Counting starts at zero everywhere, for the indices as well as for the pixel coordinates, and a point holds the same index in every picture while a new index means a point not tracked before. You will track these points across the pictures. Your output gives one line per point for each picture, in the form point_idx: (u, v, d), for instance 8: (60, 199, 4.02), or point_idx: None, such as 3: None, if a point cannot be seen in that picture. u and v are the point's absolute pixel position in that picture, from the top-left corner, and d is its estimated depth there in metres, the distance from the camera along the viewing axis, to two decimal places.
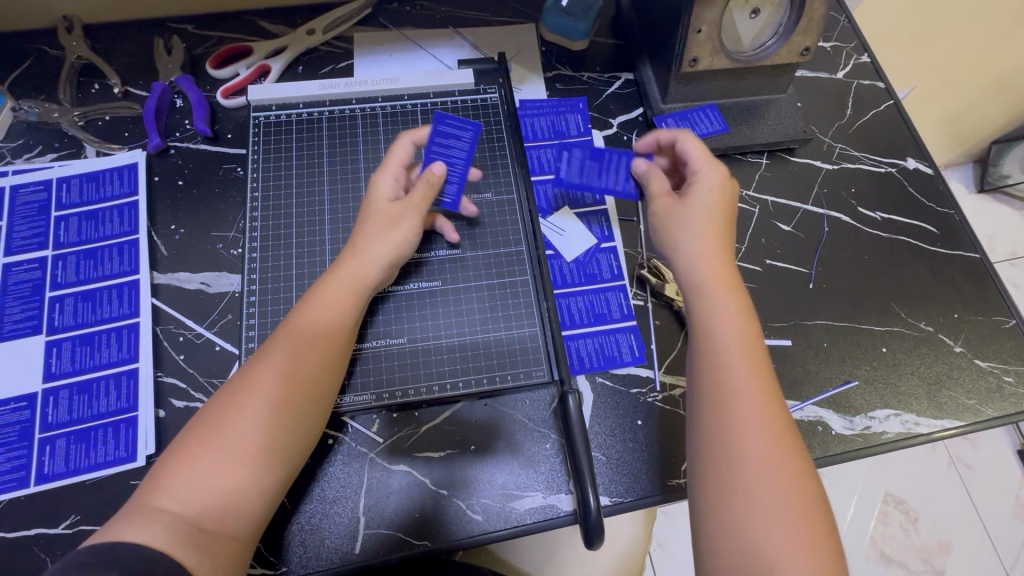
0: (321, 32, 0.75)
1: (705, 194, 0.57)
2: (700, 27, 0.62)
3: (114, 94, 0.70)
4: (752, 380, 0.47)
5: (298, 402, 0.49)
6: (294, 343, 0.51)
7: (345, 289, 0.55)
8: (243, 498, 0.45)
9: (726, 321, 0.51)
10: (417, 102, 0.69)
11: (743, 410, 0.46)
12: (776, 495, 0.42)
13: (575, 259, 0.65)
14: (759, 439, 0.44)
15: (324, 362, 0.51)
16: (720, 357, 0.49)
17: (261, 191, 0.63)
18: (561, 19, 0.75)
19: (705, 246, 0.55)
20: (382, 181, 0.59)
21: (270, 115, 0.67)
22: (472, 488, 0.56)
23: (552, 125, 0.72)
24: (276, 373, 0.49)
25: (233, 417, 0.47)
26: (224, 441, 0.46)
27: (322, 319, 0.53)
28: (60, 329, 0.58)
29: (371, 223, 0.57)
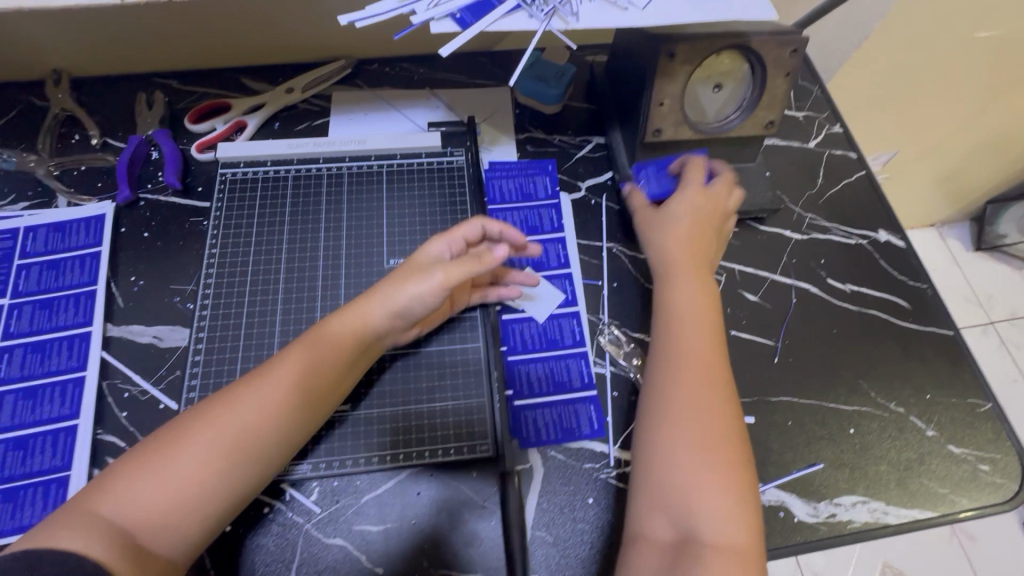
0: (300, 90, 0.77)
1: (686, 199, 0.62)
2: (662, 99, 0.64)
3: (91, 145, 0.72)
4: (707, 374, 0.52)
5: (274, 428, 0.48)
6: (315, 354, 0.51)
7: (346, 324, 0.53)
8: (180, 511, 0.43)
9: (689, 314, 0.56)
10: (383, 162, 0.68)
11: (694, 390, 0.51)
12: (710, 464, 0.47)
13: (542, 322, 0.64)
14: (706, 410, 0.50)
15: (315, 382, 0.51)
16: (684, 340, 0.54)
17: (219, 245, 0.62)
18: (533, 83, 0.77)
19: (676, 239, 0.61)
20: (432, 248, 0.58)
21: (237, 171, 0.66)
22: (407, 568, 0.53)
23: (520, 187, 0.72)
24: (261, 399, 0.48)
25: (198, 426, 0.46)
26: (183, 447, 0.45)
27: (334, 344, 0.52)
28: (5, 380, 0.58)
29: (396, 279, 0.56)
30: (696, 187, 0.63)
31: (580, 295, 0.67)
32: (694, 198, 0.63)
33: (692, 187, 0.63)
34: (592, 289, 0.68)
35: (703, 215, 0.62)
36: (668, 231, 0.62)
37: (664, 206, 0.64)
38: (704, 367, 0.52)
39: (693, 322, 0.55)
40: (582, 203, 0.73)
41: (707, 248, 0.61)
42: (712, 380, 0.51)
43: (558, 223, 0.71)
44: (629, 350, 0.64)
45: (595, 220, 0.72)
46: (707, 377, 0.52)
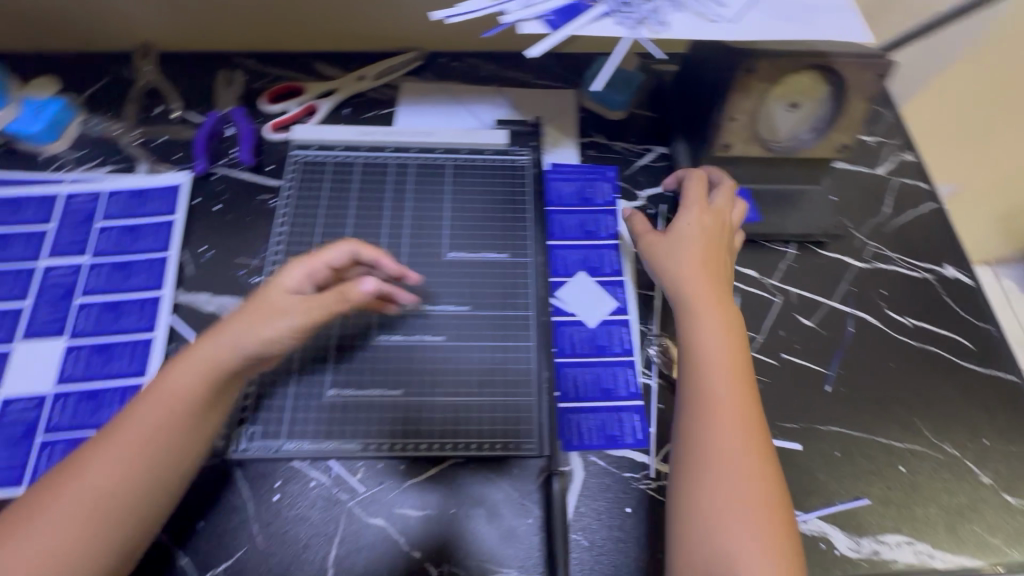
0: (371, 78, 0.79)
1: (690, 227, 0.61)
2: (733, 116, 0.63)
3: (173, 117, 0.75)
4: (738, 421, 0.50)
5: (151, 461, 0.45)
6: (156, 391, 0.47)
7: (224, 341, 0.49)
8: (64, 559, 0.41)
9: (721, 351, 0.53)
10: (449, 156, 0.69)
11: (725, 432, 0.50)
12: (747, 510, 0.47)
13: (593, 328, 0.65)
14: (739, 453, 0.49)
15: (177, 420, 0.47)
16: (710, 376, 0.52)
17: (288, 224, 0.64)
18: (603, 90, 0.78)
19: (693, 275, 0.58)
20: (283, 277, 0.52)
21: (309, 153, 0.68)
22: (444, 555, 0.53)
23: (579, 191, 0.73)
24: (134, 426, 0.46)
25: (70, 474, 0.44)
26: (61, 494, 0.43)
27: (186, 381, 0.47)
28: (81, 334, 0.61)
29: (263, 302, 0.50)
30: (693, 206, 0.63)
31: (632, 304, 0.67)
32: (696, 220, 0.62)
33: (691, 206, 0.63)
34: (644, 299, 0.67)
35: (711, 235, 0.61)
36: (686, 256, 0.60)
37: (670, 233, 0.62)
38: (738, 406, 0.51)
39: (717, 359, 0.53)
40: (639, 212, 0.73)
41: (721, 272, 0.60)
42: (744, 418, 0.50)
43: (614, 230, 0.71)
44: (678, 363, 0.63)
45: (651, 230, 0.72)
46: (734, 419, 0.50)
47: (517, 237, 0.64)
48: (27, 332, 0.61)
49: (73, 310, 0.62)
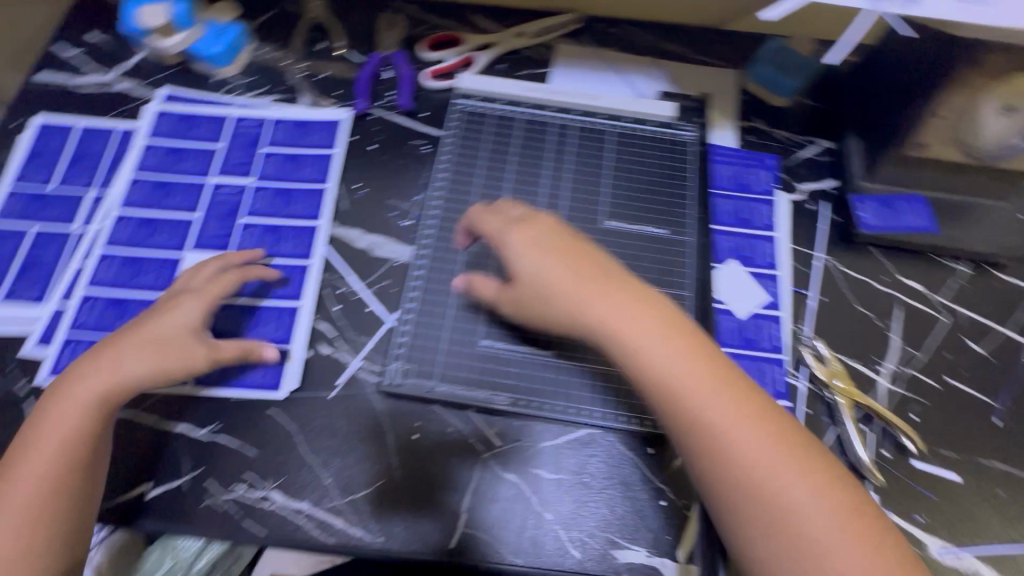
0: (530, 36, 0.79)
1: (552, 263, 0.50)
2: (936, 113, 0.58)
3: (336, 55, 0.76)
4: (762, 441, 0.44)
5: (73, 456, 0.49)
6: (76, 390, 0.50)
7: (100, 379, 0.51)
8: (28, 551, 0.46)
9: (669, 371, 0.45)
10: (611, 122, 0.67)
11: (759, 457, 0.43)
12: (830, 529, 0.42)
13: (743, 319, 0.62)
14: (779, 470, 0.43)
15: (78, 422, 0.50)
16: (712, 419, 0.44)
17: (448, 172, 0.64)
18: (772, 72, 0.74)
19: (608, 299, 0.48)
20: (183, 308, 0.55)
21: (471, 104, 0.68)
22: (575, 521, 0.53)
23: (736, 176, 0.69)
24: (54, 425, 0.49)
25: (8, 474, 0.48)
26: (2, 500, 0.47)
27: (86, 391, 0.50)
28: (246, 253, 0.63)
29: (145, 328, 0.53)
30: (512, 227, 0.53)
31: (785, 301, 0.63)
32: (526, 248, 0.52)
33: (512, 230, 0.53)
34: (797, 297, 0.64)
35: (563, 250, 0.51)
36: (567, 289, 0.49)
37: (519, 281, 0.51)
38: (759, 422, 0.44)
39: (698, 396, 0.45)
40: (797, 206, 0.69)
41: (596, 259, 0.51)
42: (764, 424, 0.44)
43: (771, 221, 0.67)
44: (833, 368, 0.60)
45: (810, 227, 0.67)
46: (760, 436, 0.44)
47: (676, 213, 0.63)
48: (197, 244, 0.64)
49: (239, 229, 0.65)
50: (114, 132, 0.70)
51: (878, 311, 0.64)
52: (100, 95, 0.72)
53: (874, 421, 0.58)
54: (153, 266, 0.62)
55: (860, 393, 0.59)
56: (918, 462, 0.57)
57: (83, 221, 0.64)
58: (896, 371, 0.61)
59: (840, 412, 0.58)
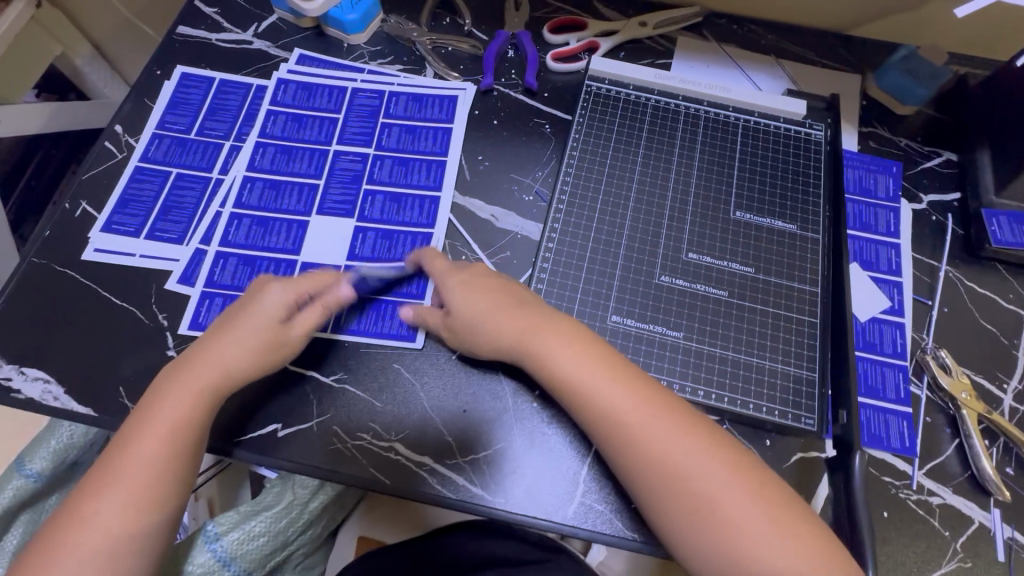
0: (652, 26, 0.78)
1: (513, 317, 0.54)
2: None
3: (461, 30, 0.77)
4: (725, 479, 0.47)
5: (170, 454, 0.50)
6: (169, 402, 0.51)
7: (194, 393, 0.51)
8: (129, 546, 0.48)
9: (578, 371, 0.51)
10: (740, 116, 0.67)
11: (719, 498, 0.46)
12: (787, 558, 0.45)
13: (863, 323, 0.61)
14: (741, 509, 0.46)
15: (178, 426, 0.50)
16: (669, 463, 0.47)
17: (579, 151, 0.65)
18: (900, 79, 0.72)
19: (568, 349, 0.52)
20: (262, 300, 0.55)
21: (601, 87, 0.69)
22: None
23: (860, 180, 0.68)
24: (154, 428, 0.50)
25: (109, 481, 0.48)
26: (101, 497, 0.48)
27: (181, 397, 0.51)
28: (368, 219, 0.65)
29: (244, 323, 0.54)
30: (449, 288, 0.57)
31: (906, 309, 0.63)
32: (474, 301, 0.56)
33: (460, 283, 0.57)
34: (919, 306, 0.63)
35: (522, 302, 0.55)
36: (509, 319, 0.54)
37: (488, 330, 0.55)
38: (720, 466, 0.48)
39: (652, 441, 0.48)
40: (922, 216, 0.68)
41: (514, 296, 0.56)
42: (727, 464, 0.48)
43: (894, 228, 0.66)
44: (958, 380, 0.59)
45: (934, 237, 0.67)
46: (719, 479, 0.47)
47: (807, 210, 0.62)
48: (326, 206, 0.66)
49: (360, 196, 0.66)
50: (250, 86, 0.73)
51: (1003, 327, 0.62)
52: (236, 53, 0.75)
53: (997, 437, 0.57)
54: (279, 228, 0.64)
55: (986, 408, 0.58)
56: None
57: (220, 169, 0.67)
58: (1021, 389, 0.59)
59: (965, 425, 0.57)
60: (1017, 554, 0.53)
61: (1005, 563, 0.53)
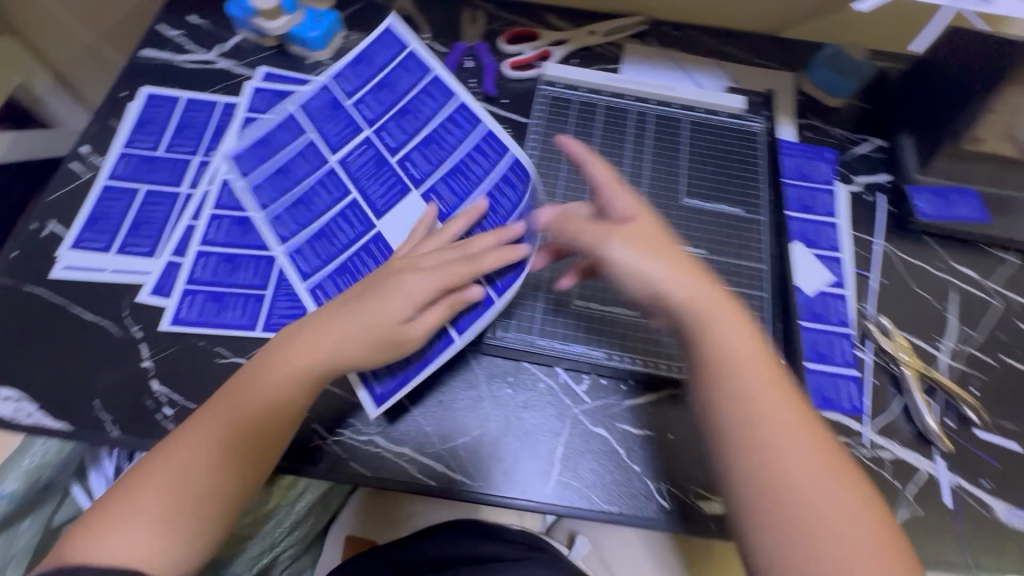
0: (601, 35, 0.83)
1: (687, 274, 0.48)
2: (992, 108, 0.64)
3: (422, 44, 0.81)
4: (826, 472, 0.43)
5: (253, 426, 0.50)
6: (263, 373, 0.52)
7: (287, 370, 0.52)
8: (193, 507, 0.48)
9: (737, 347, 0.46)
10: (685, 111, 0.72)
11: (819, 492, 0.42)
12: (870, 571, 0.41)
13: (810, 295, 0.65)
14: (840, 508, 0.42)
15: (269, 399, 0.51)
16: (767, 432, 0.44)
17: (538, 152, 0.70)
18: (829, 74, 0.79)
19: (736, 329, 0.47)
20: (399, 287, 0.54)
21: (556, 91, 0.73)
22: (663, 474, 0.56)
23: (799, 167, 0.74)
24: (239, 399, 0.51)
25: (186, 442, 0.49)
26: (176, 459, 0.49)
27: (275, 374, 0.51)
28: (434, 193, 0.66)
29: (360, 312, 0.54)
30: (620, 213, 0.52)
31: (848, 281, 0.67)
32: (637, 210, 0.52)
33: (621, 222, 0.51)
34: (860, 279, 0.68)
35: (689, 258, 0.50)
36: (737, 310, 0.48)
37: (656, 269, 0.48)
38: (822, 458, 0.44)
39: (763, 414, 0.44)
40: (856, 196, 0.73)
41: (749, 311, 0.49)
42: (828, 456, 0.44)
43: (832, 209, 0.72)
44: (898, 343, 0.63)
45: (869, 215, 0.72)
46: (818, 469, 0.43)
47: (750, 193, 0.67)
48: None
49: (428, 176, 0.67)
50: (216, 103, 0.74)
51: (935, 294, 0.68)
52: (202, 72, 0.77)
53: (937, 393, 0.62)
54: (338, 229, 0.64)
55: (925, 367, 0.62)
56: (982, 432, 0.60)
57: (189, 183, 0.68)
58: (955, 349, 0.64)
59: (907, 383, 0.61)
60: (964, 499, 0.57)
61: (954, 509, 0.56)
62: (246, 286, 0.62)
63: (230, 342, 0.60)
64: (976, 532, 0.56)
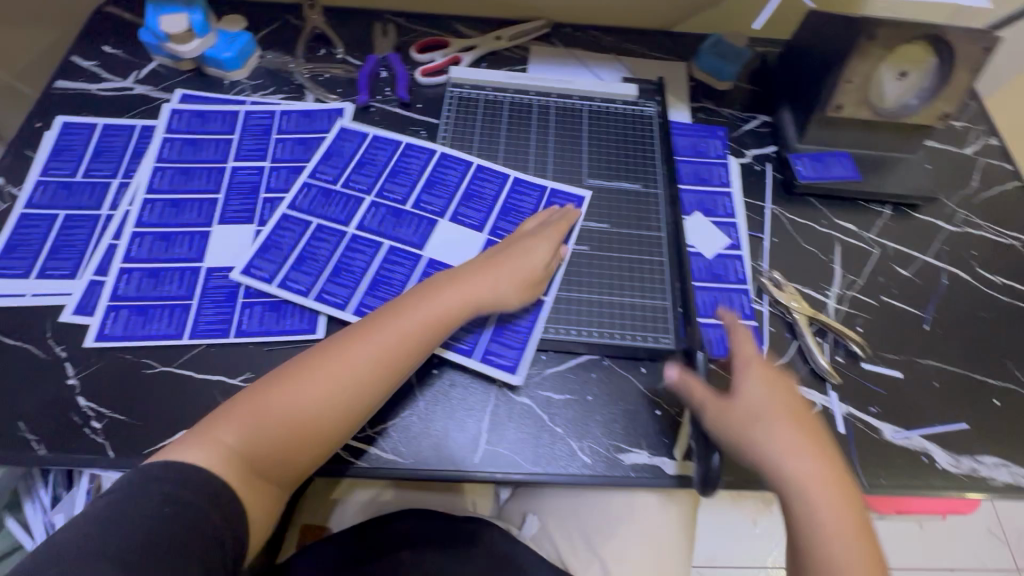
0: (507, 39, 0.89)
1: (760, 389, 0.55)
2: (851, 78, 0.71)
3: (337, 59, 0.85)
4: (839, 518, 0.50)
5: (387, 370, 0.56)
6: (393, 323, 0.57)
7: (429, 324, 0.58)
8: (305, 438, 0.53)
9: (789, 462, 0.52)
10: (584, 102, 0.78)
11: (834, 541, 0.49)
12: None
13: (710, 258, 0.71)
14: (847, 551, 0.49)
15: (396, 350, 0.56)
16: (816, 492, 0.51)
17: (448, 148, 0.75)
18: (714, 60, 0.86)
19: (785, 438, 0.52)
20: (535, 248, 0.64)
21: (463, 92, 0.79)
22: (583, 433, 0.60)
23: (694, 145, 0.80)
24: (374, 343, 0.56)
25: (312, 372, 0.54)
26: (303, 386, 0.54)
27: (413, 327, 0.57)
28: (421, 208, 0.71)
29: (488, 268, 0.62)
30: (744, 367, 0.56)
31: (743, 243, 0.74)
32: (765, 392, 0.55)
33: (758, 382, 0.55)
34: (754, 240, 0.74)
35: (774, 379, 0.56)
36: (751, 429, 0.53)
37: (735, 405, 0.54)
38: (839, 507, 0.50)
39: (817, 489, 0.51)
40: (747, 167, 0.80)
41: (792, 392, 0.55)
42: (838, 495, 0.51)
43: (726, 180, 0.78)
44: (789, 293, 0.70)
45: (759, 183, 0.79)
46: (843, 526, 0.50)
47: (647, 170, 0.74)
48: (224, 219, 0.70)
49: (373, 187, 0.72)
50: (134, 127, 0.76)
51: (821, 247, 0.75)
52: (119, 99, 0.79)
53: (828, 335, 0.68)
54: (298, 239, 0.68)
55: (815, 312, 0.69)
56: (868, 364, 0.67)
57: (109, 205, 0.70)
58: (841, 294, 0.71)
59: (799, 327, 0.67)
60: (855, 425, 0.63)
61: (846, 434, 0.62)
62: (170, 298, 0.64)
63: (159, 353, 0.62)
64: (868, 453, 0.61)
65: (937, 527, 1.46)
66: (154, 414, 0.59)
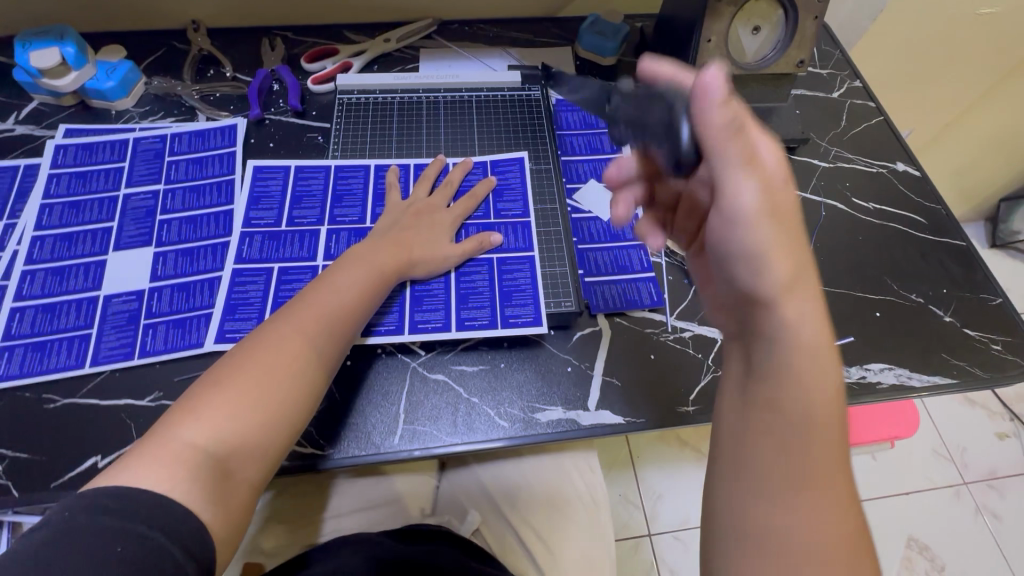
0: (395, 40, 0.91)
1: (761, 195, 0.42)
2: (710, 36, 0.76)
3: (226, 77, 0.86)
4: (818, 371, 0.40)
5: (339, 331, 0.56)
6: (328, 289, 0.58)
7: (367, 284, 0.60)
8: (274, 420, 0.49)
9: (779, 290, 0.42)
10: (472, 93, 0.83)
11: (800, 395, 0.40)
12: (813, 481, 0.38)
13: (606, 221, 0.75)
14: (812, 409, 0.40)
15: (342, 312, 0.57)
16: (796, 339, 0.41)
17: (341, 149, 0.77)
18: (595, 39, 0.90)
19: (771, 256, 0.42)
20: (441, 218, 0.69)
21: (353, 97, 0.82)
22: (499, 399, 0.63)
23: (584, 119, 0.84)
24: (318, 309, 0.56)
25: (261, 350, 0.51)
26: (259, 363, 0.50)
27: (349, 289, 0.59)
28: (339, 223, 0.71)
29: (409, 233, 0.66)
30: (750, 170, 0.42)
31: None
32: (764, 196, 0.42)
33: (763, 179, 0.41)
34: None
35: (784, 200, 0.43)
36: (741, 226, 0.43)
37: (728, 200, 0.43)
38: (821, 367, 0.40)
39: (801, 326, 0.41)
40: None
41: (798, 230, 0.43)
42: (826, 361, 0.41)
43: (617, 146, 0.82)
44: None
45: None
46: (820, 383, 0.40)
47: (539, 148, 0.79)
48: (120, 245, 0.69)
49: (280, 218, 0.71)
50: (18, 167, 0.75)
51: None
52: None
53: None
54: (202, 253, 0.69)
55: None
56: None
57: None
58: None
59: None
60: None
61: None
62: (68, 331, 0.63)
63: (61, 386, 0.60)
64: None
65: (895, 459, 1.47)
66: (58, 447, 0.57)
